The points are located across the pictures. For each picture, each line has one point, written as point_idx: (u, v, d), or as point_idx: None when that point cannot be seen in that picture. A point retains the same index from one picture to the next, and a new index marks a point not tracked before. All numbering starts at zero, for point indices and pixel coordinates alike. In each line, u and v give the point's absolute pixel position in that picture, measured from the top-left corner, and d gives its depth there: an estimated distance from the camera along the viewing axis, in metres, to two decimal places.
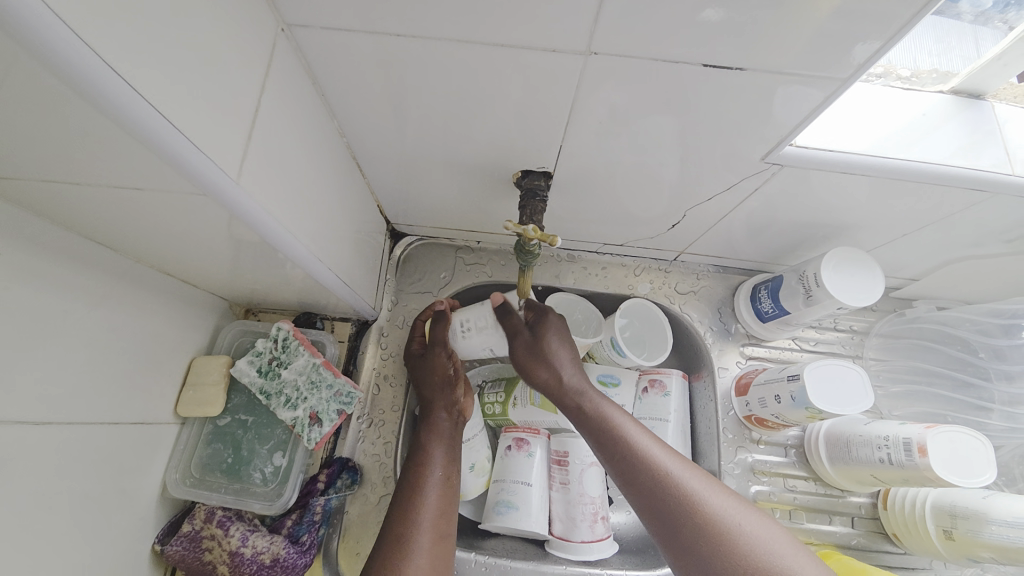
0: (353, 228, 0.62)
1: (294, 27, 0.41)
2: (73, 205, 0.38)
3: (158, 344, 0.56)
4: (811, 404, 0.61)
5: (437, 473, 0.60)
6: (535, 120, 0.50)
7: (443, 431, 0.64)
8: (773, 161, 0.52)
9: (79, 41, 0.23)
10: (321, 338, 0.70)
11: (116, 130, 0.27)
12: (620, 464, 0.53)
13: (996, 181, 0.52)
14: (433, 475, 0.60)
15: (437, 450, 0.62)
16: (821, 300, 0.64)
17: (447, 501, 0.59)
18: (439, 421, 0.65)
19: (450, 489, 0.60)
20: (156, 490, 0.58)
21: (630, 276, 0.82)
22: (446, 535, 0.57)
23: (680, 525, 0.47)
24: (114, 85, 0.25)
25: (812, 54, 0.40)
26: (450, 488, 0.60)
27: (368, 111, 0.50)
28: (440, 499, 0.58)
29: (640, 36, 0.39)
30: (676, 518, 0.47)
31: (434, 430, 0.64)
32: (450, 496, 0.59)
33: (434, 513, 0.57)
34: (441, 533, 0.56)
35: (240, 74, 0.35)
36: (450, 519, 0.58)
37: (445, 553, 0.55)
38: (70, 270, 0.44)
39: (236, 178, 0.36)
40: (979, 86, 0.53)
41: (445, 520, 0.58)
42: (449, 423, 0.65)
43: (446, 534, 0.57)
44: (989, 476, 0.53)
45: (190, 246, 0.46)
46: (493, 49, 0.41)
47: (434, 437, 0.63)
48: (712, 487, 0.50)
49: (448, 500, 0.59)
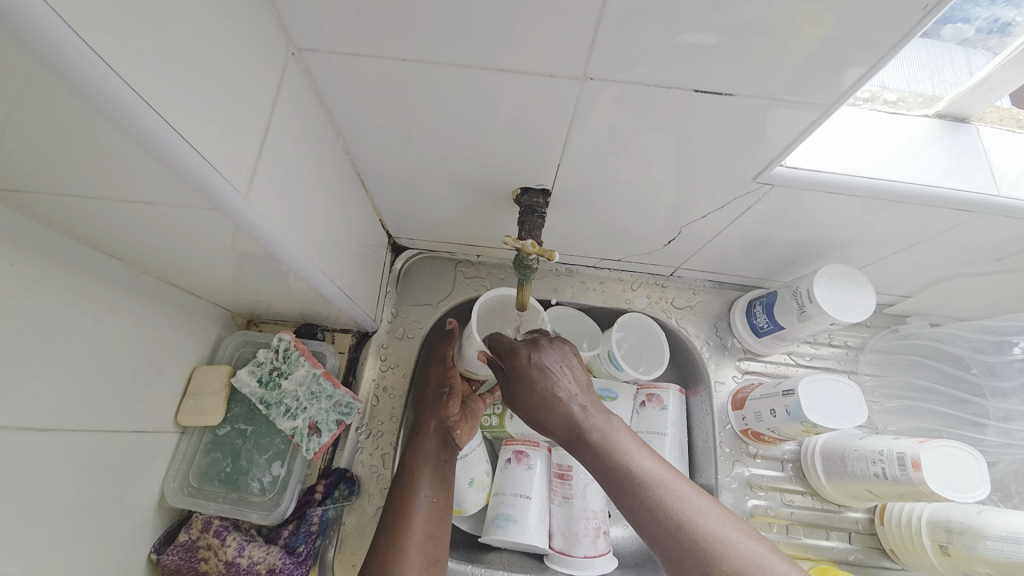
0: (355, 242, 0.63)
1: (303, 50, 0.42)
2: (87, 218, 0.39)
3: (161, 353, 0.57)
4: (806, 417, 0.61)
5: (425, 496, 0.62)
6: (534, 139, 0.51)
7: (433, 454, 0.66)
8: (764, 180, 0.54)
9: (96, 59, 0.25)
10: (321, 349, 0.70)
11: (131, 145, 0.28)
12: (632, 502, 0.52)
13: (983, 201, 0.53)
14: (420, 498, 0.62)
15: (425, 473, 0.64)
16: (814, 315, 0.65)
17: (435, 525, 0.61)
18: (427, 444, 0.67)
19: (440, 512, 0.62)
20: (154, 499, 0.58)
21: (627, 290, 0.83)
22: (436, 561, 0.59)
23: (689, 560, 0.47)
24: (129, 101, 0.26)
25: (799, 78, 0.42)
26: (441, 512, 0.62)
27: (373, 129, 0.52)
28: (428, 523, 0.60)
29: (634, 60, 0.41)
30: (684, 553, 0.47)
31: (424, 453, 0.66)
32: (439, 518, 0.61)
33: (422, 537, 0.59)
34: (430, 557, 0.58)
35: (250, 94, 0.37)
36: (440, 542, 0.60)
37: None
38: (79, 281, 0.45)
39: (244, 193, 0.37)
40: (963, 110, 0.55)
41: (434, 543, 0.59)
42: (439, 445, 0.67)
43: (436, 557, 0.59)
44: (981, 493, 0.54)
45: (197, 259, 0.47)
46: (493, 72, 0.43)
47: (423, 460, 0.65)
48: (723, 517, 0.49)
49: (437, 524, 0.61)
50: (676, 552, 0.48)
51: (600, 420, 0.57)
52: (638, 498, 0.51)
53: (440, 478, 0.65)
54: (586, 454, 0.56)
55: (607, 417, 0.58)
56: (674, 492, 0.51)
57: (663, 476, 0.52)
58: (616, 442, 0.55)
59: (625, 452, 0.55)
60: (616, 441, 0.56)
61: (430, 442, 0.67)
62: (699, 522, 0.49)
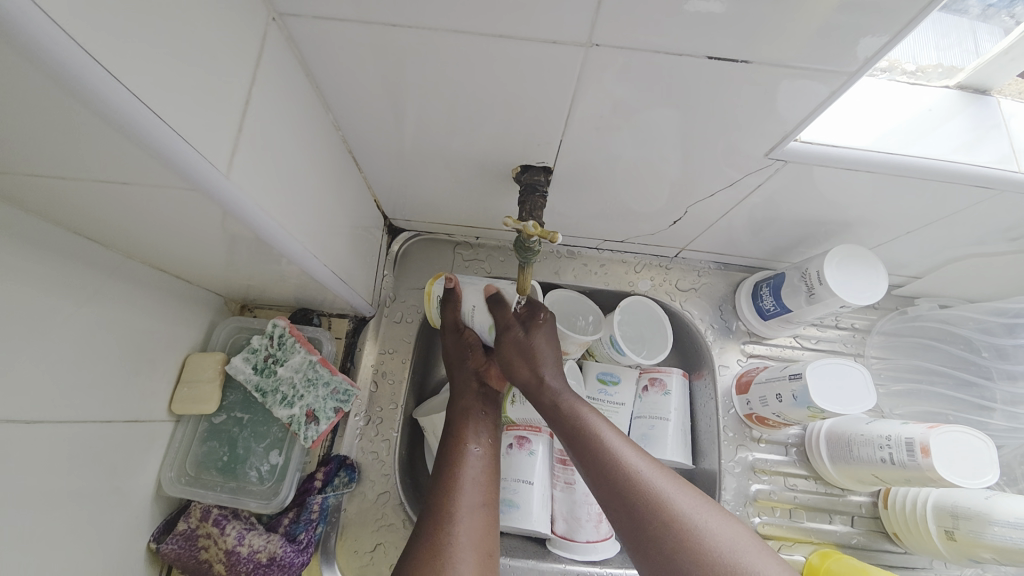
0: (349, 223, 0.61)
1: (286, 17, 0.39)
2: (61, 200, 0.37)
3: (152, 340, 0.56)
4: (812, 402, 0.60)
5: (475, 449, 0.59)
6: (534, 114, 0.49)
7: (476, 409, 0.63)
8: (776, 156, 0.51)
9: (49, 23, 0.22)
10: (318, 335, 0.69)
11: (100, 123, 0.26)
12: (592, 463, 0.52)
13: (1002, 177, 0.51)
14: (470, 450, 0.58)
15: (469, 426, 0.61)
16: (823, 298, 0.64)
17: (489, 474, 0.57)
18: (467, 398, 0.63)
19: (490, 463, 0.59)
20: (151, 489, 0.57)
21: (630, 272, 0.81)
22: (485, 506, 0.54)
23: (650, 535, 0.45)
24: (90, 73, 0.24)
25: (816, 47, 0.39)
26: (491, 464, 0.59)
27: (365, 104, 0.49)
28: (480, 471, 0.57)
29: (640, 27, 0.38)
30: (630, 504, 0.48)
31: (471, 413, 0.62)
32: (490, 472, 0.58)
33: (474, 486, 0.55)
34: (480, 501, 0.54)
35: (229, 64, 0.34)
36: (494, 492, 0.56)
37: (487, 522, 0.53)
38: (59, 267, 0.43)
39: (226, 172, 0.34)
40: (986, 81, 0.53)
41: (488, 485, 0.56)
42: (478, 398, 0.64)
43: (489, 502, 0.55)
44: (991, 478, 0.53)
45: (184, 242, 0.45)
46: (488, 39, 0.40)
47: (468, 418, 0.61)
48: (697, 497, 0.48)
49: (489, 474, 0.58)
50: (641, 530, 0.46)
51: (571, 389, 0.58)
52: (604, 470, 0.50)
53: (487, 431, 0.61)
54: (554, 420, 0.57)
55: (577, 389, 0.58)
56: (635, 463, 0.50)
57: (626, 448, 0.52)
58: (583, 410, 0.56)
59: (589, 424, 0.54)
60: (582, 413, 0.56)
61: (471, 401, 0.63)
62: (672, 501, 0.47)
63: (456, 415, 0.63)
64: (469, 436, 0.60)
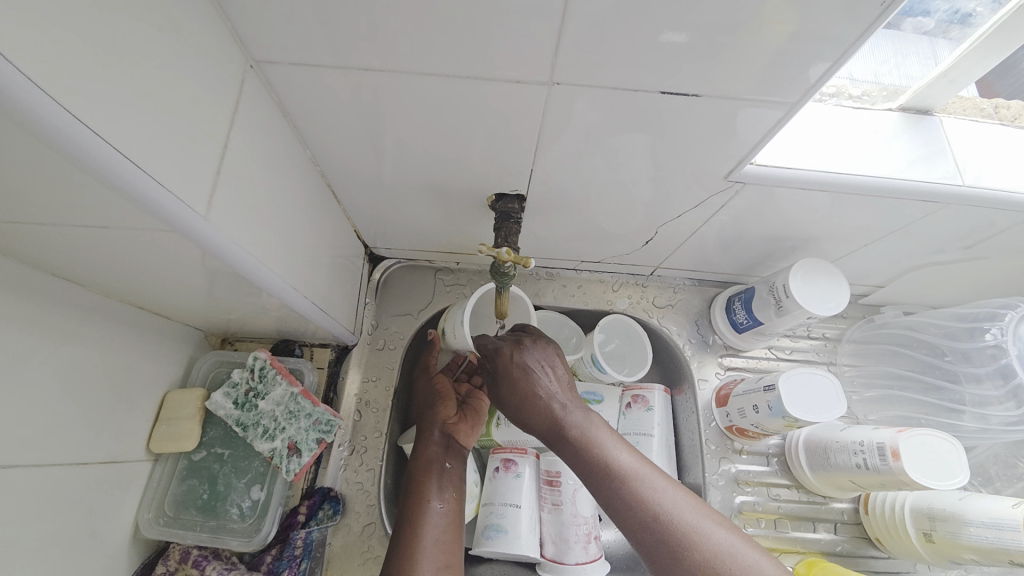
0: (328, 254, 0.61)
1: (263, 63, 0.41)
2: (38, 243, 0.37)
3: (129, 378, 0.55)
4: (787, 412, 0.62)
5: (437, 505, 0.59)
6: (506, 145, 0.51)
7: (438, 461, 0.63)
8: (736, 178, 0.54)
9: (34, 88, 0.23)
10: (299, 365, 0.69)
11: (78, 172, 0.27)
12: (609, 495, 0.51)
13: (948, 191, 0.54)
14: (433, 507, 0.59)
15: (432, 481, 0.61)
16: (791, 310, 0.66)
17: (452, 531, 0.58)
18: (431, 450, 0.64)
19: (454, 520, 0.59)
20: (127, 532, 0.56)
21: (608, 292, 0.83)
22: (449, 567, 0.55)
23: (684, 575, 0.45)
24: (72, 130, 0.25)
25: (765, 77, 0.42)
26: (453, 522, 0.59)
27: (344, 140, 0.51)
28: (442, 530, 0.57)
29: (600, 65, 0.41)
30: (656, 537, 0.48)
31: (434, 465, 0.63)
32: (454, 530, 0.58)
33: (435, 547, 0.55)
34: (443, 563, 0.54)
35: (206, 109, 0.35)
36: (455, 551, 0.57)
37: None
38: (34, 309, 0.43)
39: (203, 213, 0.35)
40: (926, 102, 0.57)
41: (450, 546, 0.57)
42: (442, 450, 0.64)
43: (450, 564, 0.55)
44: (961, 478, 0.55)
45: (165, 280, 0.46)
46: (460, 79, 0.43)
47: (431, 471, 0.62)
48: (712, 519, 0.49)
49: (451, 534, 0.58)
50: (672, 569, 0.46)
51: (579, 412, 0.57)
52: (630, 508, 0.50)
53: (450, 486, 0.61)
54: (565, 444, 0.56)
55: (584, 410, 0.58)
56: (655, 493, 0.50)
57: (644, 474, 0.52)
58: (594, 432, 0.55)
59: (604, 448, 0.54)
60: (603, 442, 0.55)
61: (433, 450, 0.64)
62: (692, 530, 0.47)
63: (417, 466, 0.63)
64: (431, 492, 0.60)
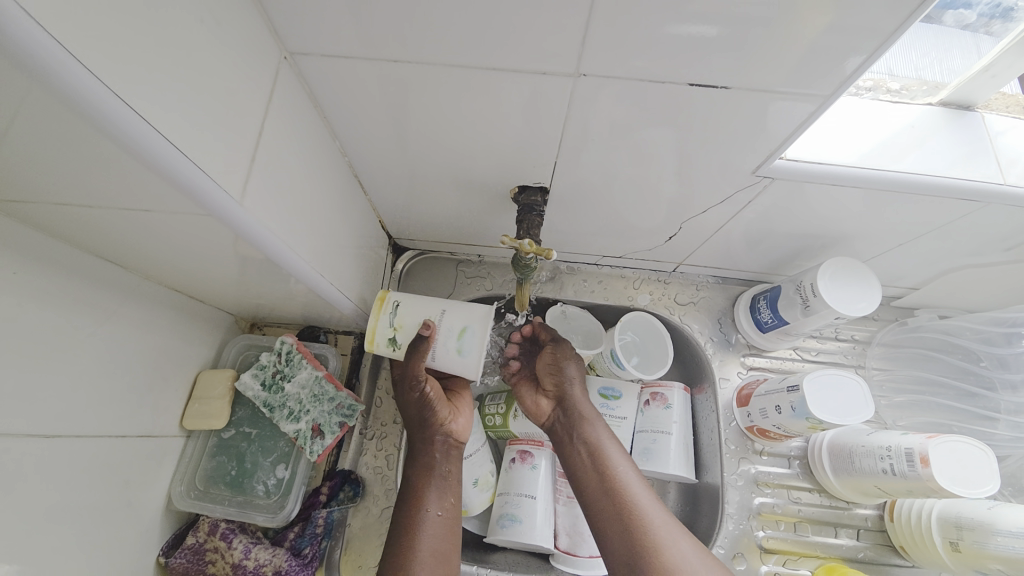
0: (354, 243, 0.63)
1: (296, 54, 0.42)
2: (87, 225, 0.40)
3: (165, 358, 0.58)
4: (812, 414, 0.61)
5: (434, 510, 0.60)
6: (530, 137, 0.51)
7: (437, 466, 0.64)
8: (764, 173, 0.53)
9: (87, 73, 0.25)
10: (324, 351, 0.70)
11: (127, 156, 0.28)
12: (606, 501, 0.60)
13: (989, 190, 0.52)
14: (429, 513, 0.60)
15: (430, 486, 0.62)
16: (819, 310, 0.65)
17: (448, 533, 0.60)
18: (427, 456, 0.64)
19: (450, 524, 0.61)
20: (161, 502, 0.59)
21: (629, 288, 0.83)
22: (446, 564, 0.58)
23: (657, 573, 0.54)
24: (121, 114, 0.27)
25: (804, 70, 0.41)
26: (451, 521, 0.61)
27: (370, 131, 0.52)
28: (439, 532, 0.59)
29: (625, 58, 0.41)
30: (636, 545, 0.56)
31: (431, 469, 0.63)
32: (449, 529, 0.60)
33: (432, 546, 0.58)
34: (439, 559, 0.57)
35: (242, 99, 0.37)
36: (454, 547, 0.60)
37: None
38: (81, 289, 0.46)
39: (239, 198, 0.37)
40: (968, 97, 0.54)
41: (448, 548, 0.59)
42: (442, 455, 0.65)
43: (447, 559, 0.58)
44: (991, 489, 0.53)
45: (201, 265, 0.48)
46: (485, 71, 0.43)
47: (428, 475, 0.63)
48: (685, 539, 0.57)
49: (449, 534, 0.60)
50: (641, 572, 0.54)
51: (595, 428, 0.66)
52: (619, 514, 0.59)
53: (448, 492, 0.63)
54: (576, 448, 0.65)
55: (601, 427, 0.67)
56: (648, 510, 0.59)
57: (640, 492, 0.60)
58: (605, 445, 0.65)
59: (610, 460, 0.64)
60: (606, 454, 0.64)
61: (433, 457, 0.64)
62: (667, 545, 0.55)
63: (415, 472, 0.63)
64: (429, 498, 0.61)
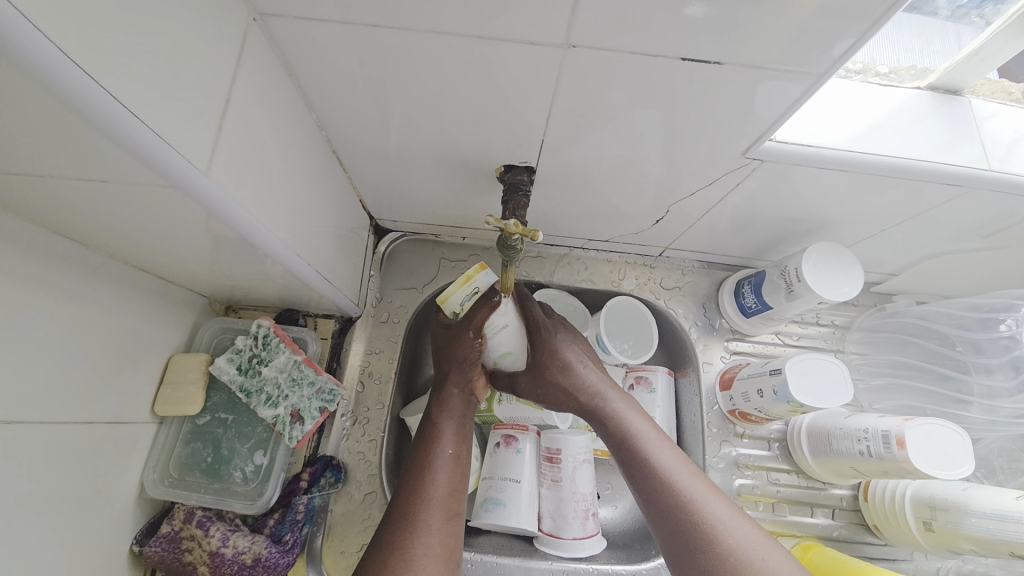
0: (332, 223, 0.61)
1: (267, 16, 0.40)
2: (39, 198, 0.37)
3: (133, 341, 0.55)
4: (793, 397, 0.61)
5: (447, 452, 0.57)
6: (516, 114, 0.49)
7: (456, 410, 0.60)
8: (753, 155, 0.52)
9: (29, 25, 0.22)
10: (302, 335, 0.68)
11: (78, 120, 0.26)
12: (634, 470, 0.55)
13: (974, 175, 0.52)
14: (441, 454, 0.56)
15: (446, 428, 0.59)
16: (802, 294, 0.65)
17: (458, 479, 0.56)
18: (448, 397, 0.61)
19: (459, 472, 0.57)
20: (133, 491, 0.57)
21: (615, 272, 0.82)
22: (456, 513, 0.54)
23: (694, 551, 0.48)
24: (69, 74, 0.24)
25: (791, 48, 0.40)
26: (462, 468, 0.57)
27: (349, 104, 0.50)
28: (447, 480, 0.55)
29: (616, 31, 0.39)
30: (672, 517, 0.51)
31: (447, 415, 0.59)
32: (460, 474, 0.56)
33: (444, 491, 0.54)
34: (449, 508, 0.53)
35: (207, 63, 0.34)
36: (460, 495, 0.55)
37: (453, 529, 0.52)
38: (37, 267, 0.43)
39: (205, 170, 0.35)
40: (956, 82, 0.54)
41: (456, 495, 0.55)
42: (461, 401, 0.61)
43: (456, 508, 0.54)
44: (964, 470, 0.54)
45: (168, 243, 0.46)
46: (471, 40, 0.41)
47: (444, 416, 0.59)
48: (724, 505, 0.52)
49: (459, 481, 0.56)
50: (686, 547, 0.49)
51: (615, 395, 0.60)
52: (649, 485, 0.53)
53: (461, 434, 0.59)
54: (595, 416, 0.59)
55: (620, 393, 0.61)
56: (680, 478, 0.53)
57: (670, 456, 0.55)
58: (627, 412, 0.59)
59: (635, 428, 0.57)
60: (634, 429, 0.57)
61: (453, 401, 0.61)
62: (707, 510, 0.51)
63: (431, 415, 0.60)
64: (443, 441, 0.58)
